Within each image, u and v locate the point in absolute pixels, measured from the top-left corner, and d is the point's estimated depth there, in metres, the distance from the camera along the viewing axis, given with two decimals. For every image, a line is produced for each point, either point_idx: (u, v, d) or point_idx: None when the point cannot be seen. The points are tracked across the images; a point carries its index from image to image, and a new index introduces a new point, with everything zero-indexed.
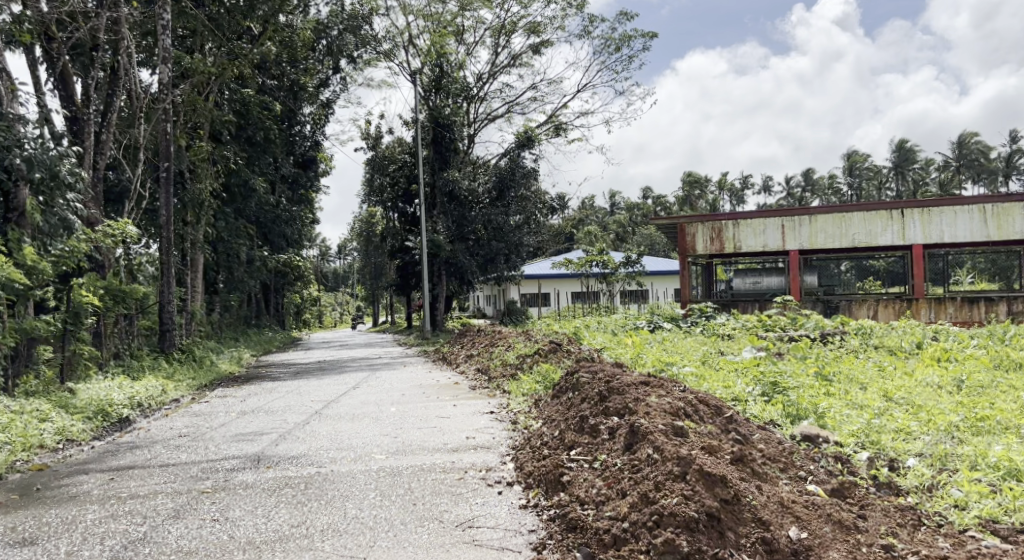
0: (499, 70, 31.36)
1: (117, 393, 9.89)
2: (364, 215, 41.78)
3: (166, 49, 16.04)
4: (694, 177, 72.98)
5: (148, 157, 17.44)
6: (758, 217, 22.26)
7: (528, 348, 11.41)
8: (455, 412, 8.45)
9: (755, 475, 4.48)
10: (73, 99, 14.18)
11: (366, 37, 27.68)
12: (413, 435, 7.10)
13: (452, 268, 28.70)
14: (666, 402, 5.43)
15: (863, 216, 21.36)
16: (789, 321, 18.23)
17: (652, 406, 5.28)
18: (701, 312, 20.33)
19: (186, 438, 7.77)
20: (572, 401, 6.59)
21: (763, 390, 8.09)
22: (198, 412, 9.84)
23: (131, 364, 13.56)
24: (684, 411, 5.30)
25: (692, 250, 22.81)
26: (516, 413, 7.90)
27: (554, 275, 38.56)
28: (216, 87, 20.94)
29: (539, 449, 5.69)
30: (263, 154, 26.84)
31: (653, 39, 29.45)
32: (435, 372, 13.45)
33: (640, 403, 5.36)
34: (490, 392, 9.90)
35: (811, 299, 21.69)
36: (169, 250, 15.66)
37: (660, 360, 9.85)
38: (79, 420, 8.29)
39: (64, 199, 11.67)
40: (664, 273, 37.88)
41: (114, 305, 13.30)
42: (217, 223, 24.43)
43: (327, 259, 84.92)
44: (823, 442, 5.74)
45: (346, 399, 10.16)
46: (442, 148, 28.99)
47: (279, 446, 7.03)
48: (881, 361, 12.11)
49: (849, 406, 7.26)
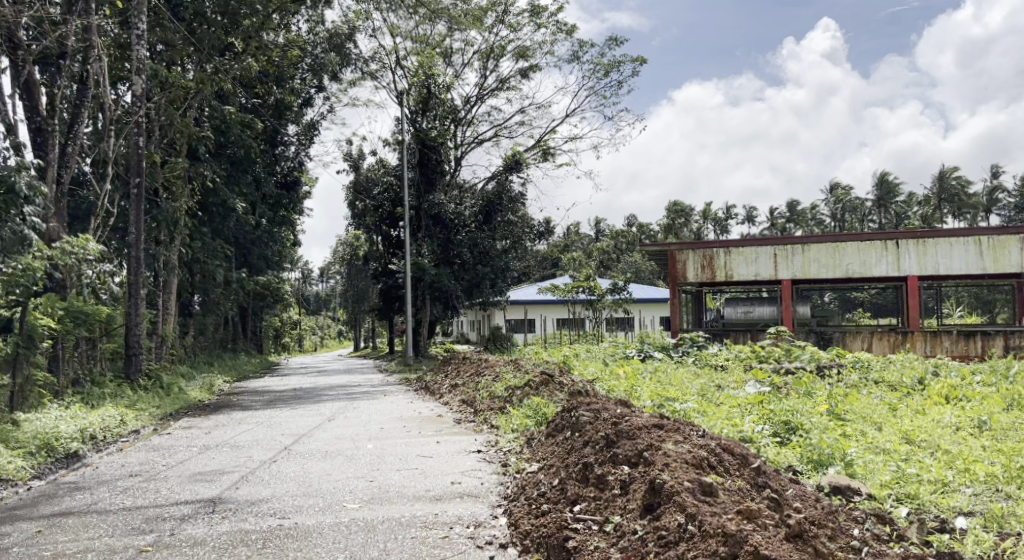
0: (487, 93, 31.00)
1: (67, 425, 9.09)
2: (348, 238, 41.09)
3: (140, 60, 15.37)
4: (678, 206, 73.09)
5: (118, 173, 16.63)
6: (749, 245, 21.79)
7: (518, 379, 10.68)
8: (438, 450, 7.70)
9: (815, 554, 3.77)
10: (38, 108, 13.43)
11: (352, 56, 27.22)
12: (392, 479, 6.33)
13: (437, 293, 27.91)
14: (687, 451, 4.76)
15: (857, 246, 20.90)
16: (783, 353, 17.59)
17: (672, 455, 4.61)
18: (692, 341, 19.70)
19: (137, 478, 6.98)
20: (571, 442, 5.89)
21: (775, 431, 7.44)
22: (156, 446, 9.05)
23: (91, 392, 12.70)
24: (707, 461, 4.62)
25: (681, 277, 22.31)
26: (507, 453, 7.17)
27: (540, 301, 37.95)
28: (194, 102, 20.23)
29: (536, 502, 4.97)
30: (244, 174, 26.12)
31: (641, 65, 29.33)
32: (417, 403, 12.67)
33: (657, 452, 4.68)
34: (476, 426, 9.17)
35: (805, 330, 21.15)
36: (138, 270, 14.87)
37: (660, 394, 9.21)
38: (19, 456, 7.49)
39: (20, 213, 10.86)
40: (651, 300, 37.36)
41: (74, 328, 12.47)
42: (193, 243, 23.60)
43: (307, 282, 84.00)
44: (856, 495, 5.08)
45: (319, 433, 9.40)
46: (428, 170, 28.36)
47: (239, 489, 6.24)
48: (888, 397, 11.48)
49: (872, 451, 6.62)
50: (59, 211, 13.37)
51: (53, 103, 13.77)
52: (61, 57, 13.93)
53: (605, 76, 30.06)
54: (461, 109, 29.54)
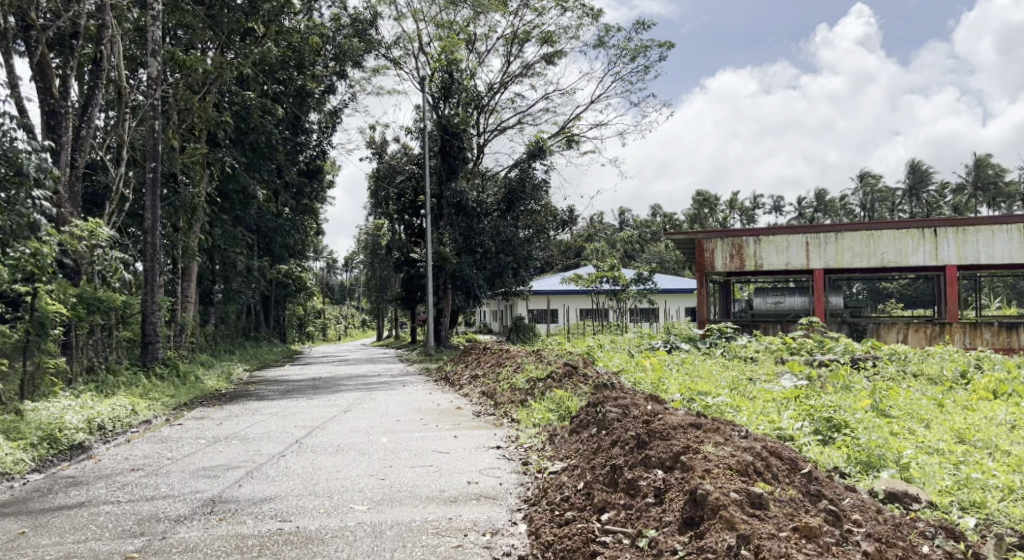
0: (511, 79, 30.48)
1: (74, 415, 8.79)
2: (370, 226, 40.80)
3: (155, 41, 15.03)
4: (704, 196, 71.99)
5: (133, 158, 16.36)
6: (780, 233, 21.08)
7: (540, 371, 10.20)
8: (455, 445, 7.27)
9: None
10: (51, 90, 13.13)
11: (374, 42, 26.83)
12: (405, 478, 5.91)
13: (458, 282, 27.48)
14: (732, 456, 4.28)
15: (893, 234, 20.14)
16: (816, 344, 16.96)
17: (715, 459, 4.15)
18: (720, 332, 19.08)
19: (140, 473, 6.63)
20: (598, 440, 5.42)
21: (816, 428, 6.90)
22: (165, 438, 8.72)
23: (105, 380, 12.46)
24: (753, 467, 4.14)
25: (710, 267, 21.63)
26: (528, 450, 6.71)
27: (563, 291, 37.42)
28: (213, 87, 19.92)
29: (559, 508, 4.52)
30: (266, 161, 25.81)
31: (669, 49, 28.64)
32: (436, 394, 12.27)
33: (695, 457, 4.20)
34: (496, 420, 8.73)
35: (837, 321, 20.44)
36: (153, 257, 14.57)
37: (690, 388, 8.69)
38: (18, 448, 7.17)
39: (29, 196, 10.47)
40: (676, 291, 36.67)
41: (87, 314, 12.22)
42: (213, 230, 23.38)
43: (330, 270, 84.19)
44: (915, 503, 4.57)
45: (333, 426, 9.01)
46: (450, 158, 27.57)
47: (243, 487, 5.84)
48: (930, 392, 10.87)
49: (925, 451, 6.06)
50: (72, 197, 13.10)
51: (66, 85, 13.46)
52: (72, 38, 13.62)
53: (631, 61, 29.40)
54: (485, 96, 29.04)
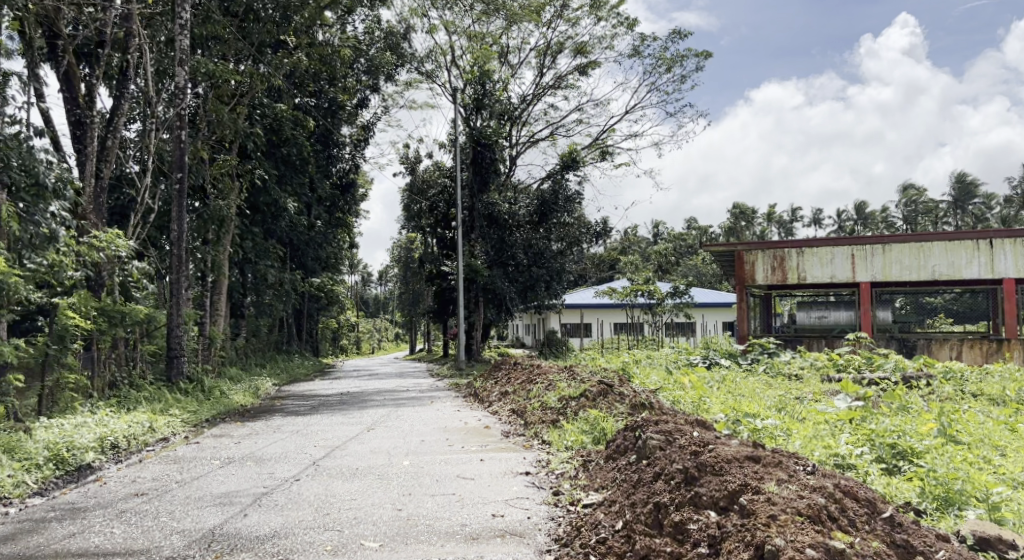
0: (544, 91, 30.10)
1: (86, 433, 8.43)
2: (404, 240, 40.55)
3: (182, 50, 14.84)
4: (741, 208, 70.64)
5: (161, 169, 16.14)
6: (824, 245, 20.20)
7: (573, 389, 9.59)
8: (481, 470, 6.71)
9: None
10: (77, 99, 12.93)
11: (406, 55, 26.61)
12: (423, 509, 5.37)
13: (490, 296, 26.99)
14: (800, 497, 3.73)
15: (944, 246, 19.22)
16: (864, 361, 16.10)
17: (781, 502, 3.61)
18: (762, 348, 18.28)
19: (142, 499, 6.20)
20: (637, 472, 4.85)
21: (878, 456, 6.25)
22: (178, 458, 8.30)
23: (128, 396, 12.18)
24: (827, 513, 3.57)
25: (750, 279, 20.81)
26: (560, 478, 6.13)
27: (597, 305, 36.74)
28: (243, 99, 19.77)
29: (594, 553, 3.97)
30: (298, 174, 25.66)
31: (706, 59, 28.08)
32: (464, 412, 11.74)
33: (758, 502, 3.63)
34: (525, 442, 8.16)
35: (885, 336, 19.48)
36: (178, 269, 14.30)
37: (735, 409, 8.04)
38: (20, 469, 6.83)
39: (50, 207, 10.33)
40: (714, 305, 35.75)
41: (109, 327, 11.96)
42: (243, 243, 23.23)
43: (365, 284, 84.44)
44: (1011, 552, 3.90)
45: (354, 446, 8.51)
46: (482, 169, 27.15)
47: (247, 518, 5.36)
48: (994, 413, 10.07)
49: (1011, 484, 5.35)
50: (97, 207, 12.86)
51: (92, 94, 13.23)
52: (98, 47, 13.49)
53: (668, 71, 28.84)
54: (518, 108, 28.69)
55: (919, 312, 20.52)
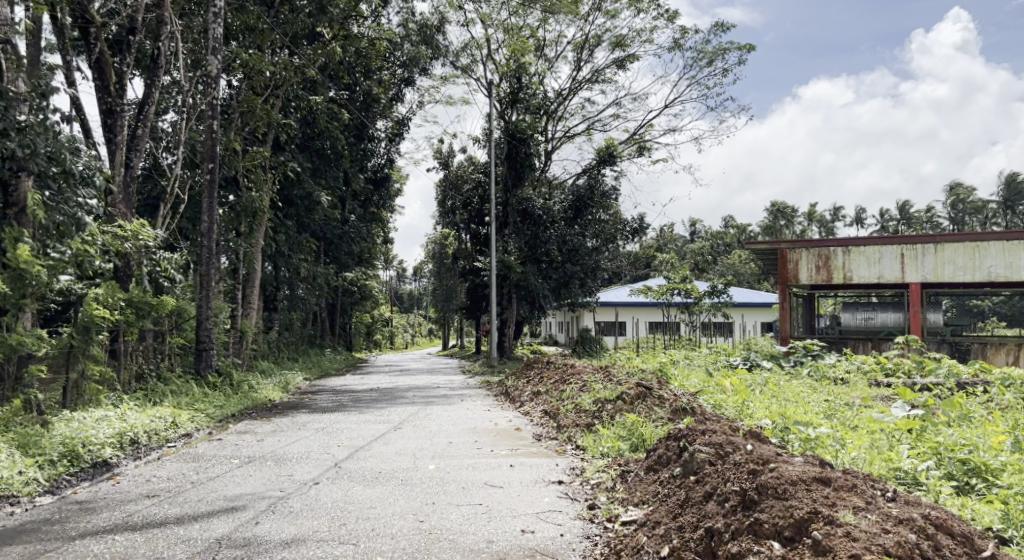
0: (581, 85, 29.54)
1: (105, 428, 8.16)
2: (438, 235, 40.30)
3: (215, 39, 14.59)
4: (780, 206, 69.09)
5: (192, 160, 15.96)
6: (872, 243, 19.34)
7: (609, 391, 9.11)
8: (511, 478, 6.27)
9: None
10: (108, 87, 12.75)
11: (441, 48, 26.22)
12: (447, 521, 4.95)
13: (523, 292, 26.44)
14: (884, 531, 3.46)
15: (1002, 247, 18.26)
16: (915, 365, 15.30)
17: (862, 538, 3.37)
18: (806, 349, 17.54)
19: (154, 501, 5.87)
20: (685, 489, 4.50)
21: (947, 472, 5.69)
22: (198, 456, 8.00)
23: (154, 389, 11.98)
24: (918, 553, 3.29)
25: (793, 278, 20.04)
26: (595, 489, 5.67)
27: (632, 303, 36.10)
28: (278, 90, 19.56)
29: None
30: (331, 168, 25.44)
31: (748, 52, 27.26)
32: (495, 412, 11.32)
33: (835, 541, 3.39)
34: (559, 447, 7.70)
35: (935, 340, 18.63)
36: (208, 260, 14.09)
37: (784, 415, 7.48)
38: (33, 465, 6.56)
39: (78, 195, 10.19)
40: (753, 305, 34.89)
41: (137, 320, 11.74)
42: (276, 236, 23.09)
43: (398, 279, 84.44)
44: None
45: (378, 447, 8.13)
46: (516, 164, 26.60)
47: (260, 525, 4.99)
48: None
49: None
50: (128, 196, 12.68)
51: (123, 82, 13.05)
52: (129, 34, 13.29)
53: (709, 64, 28.07)
54: (554, 102, 28.16)
55: (967, 315, 20.54)
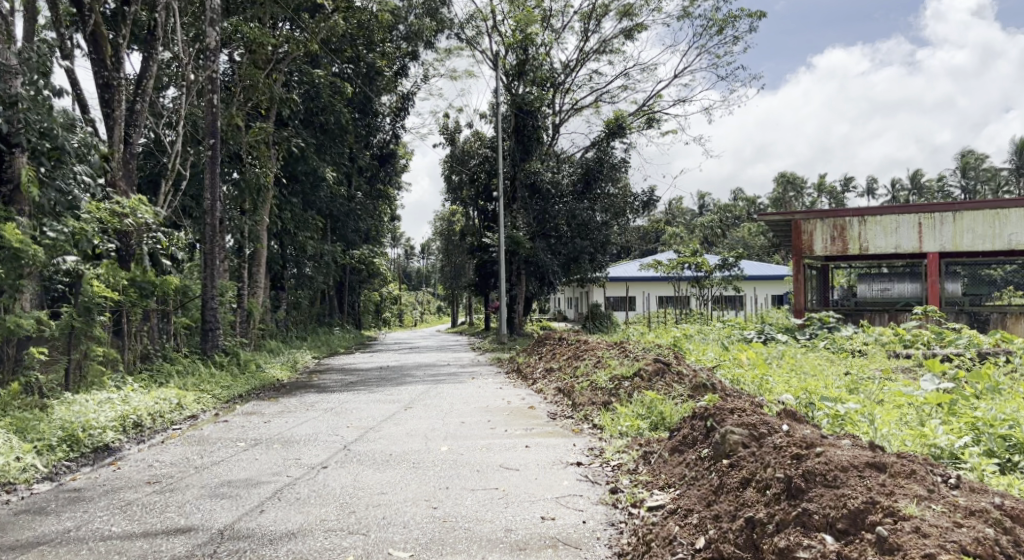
0: (589, 56, 28.99)
1: (107, 411, 7.92)
2: (446, 211, 39.95)
3: (213, 11, 14.16)
4: (789, 177, 68.27)
5: (192, 135, 15.62)
6: (889, 213, 18.86)
7: (625, 367, 8.84)
8: (527, 460, 5.98)
9: None
10: (105, 61, 12.38)
11: (445, 20, 25.68)
12: (463, 508, 4.68)
13: (532, 268, 26.06)
14: (956, 524, 3.21)
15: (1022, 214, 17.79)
16: (935, 336, 14.93)
17: (933, 535, 3.11)
18: (822, 322, 17.19)
19: (155, 488, 5.63)
20: (718, 474, 4.22)
21: (988, 449, 5.37)
22: (203, 439, 7.76)
23: (159, 369, 11.77)
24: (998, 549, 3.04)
25: (808, 249, 19.60)
26: (617, 471, 5.39)
27: (642, 277, 35.79)
28: (280, 64, 19.15)
29: None
30: (336, 144, 25.04)
31: (759, 19, 26.61)
32: (507, 390, 11.08)
33: (905, 536, 3.13)
34: (575, 426, 7.42)
35: (953, 310, 18.26)
36: (212, 238, 13.80)
37: (807, 391, 7.17)
38: (31, 451, 6.33)
39: (72, 170, 9.87)
40: (764, 277, 34.52)
41: (140, 299, 11.48)
42: (281, 214, 22.78)
43: (407, 256, 84.28)
44: None
45: (389, 428, 7.86)
46: (524, 137, 26.11)
47: (265, 514, 4.74)
48: None
49: None
50: (128, 173, 12.38)
51: (119, 55, 12.68)
52: (125, 6, 12.91)
53: (719, 32, 27.44)
54: (562, 74, 27.62)
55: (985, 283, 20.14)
